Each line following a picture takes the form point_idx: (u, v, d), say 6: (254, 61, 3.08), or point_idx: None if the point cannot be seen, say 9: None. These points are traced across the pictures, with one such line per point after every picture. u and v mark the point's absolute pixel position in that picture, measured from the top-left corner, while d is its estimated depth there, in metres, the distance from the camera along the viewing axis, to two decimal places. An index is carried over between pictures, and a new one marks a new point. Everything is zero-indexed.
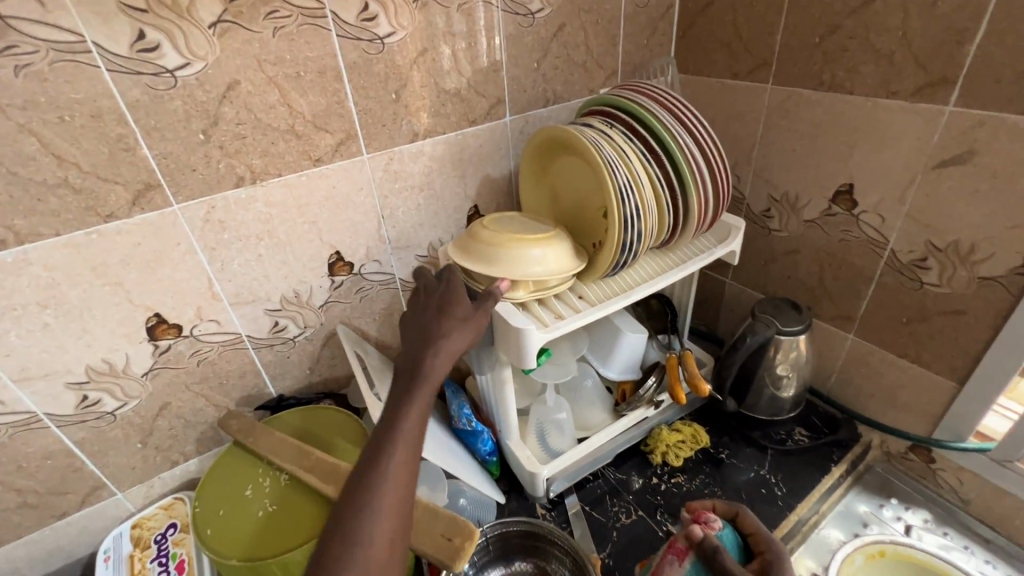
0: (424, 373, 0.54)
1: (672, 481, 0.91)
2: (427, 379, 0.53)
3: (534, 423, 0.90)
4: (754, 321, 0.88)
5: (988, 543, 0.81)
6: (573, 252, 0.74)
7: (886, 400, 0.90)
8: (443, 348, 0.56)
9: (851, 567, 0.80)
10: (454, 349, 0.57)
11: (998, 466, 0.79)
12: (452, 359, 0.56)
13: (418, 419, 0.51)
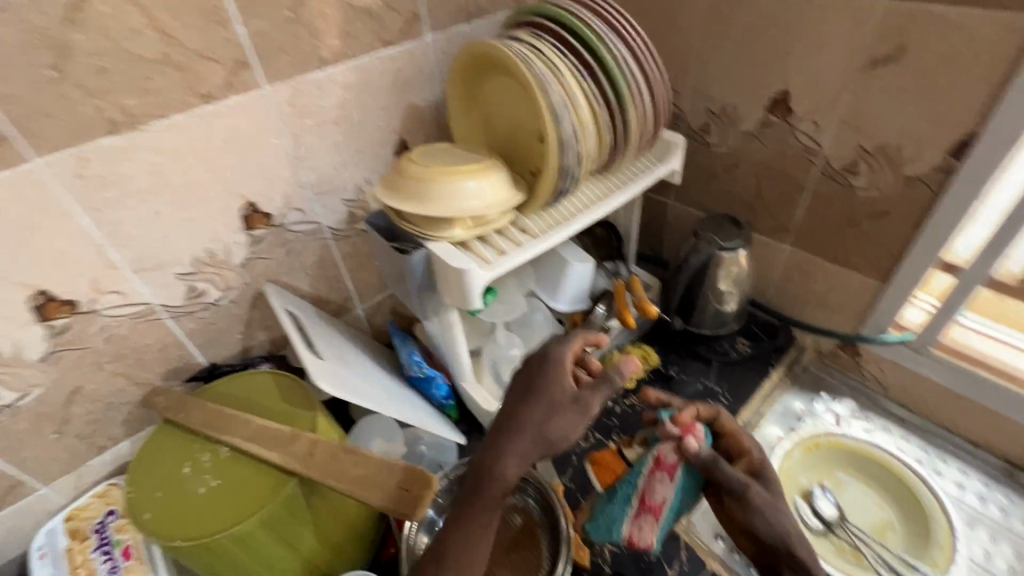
0: (485, 485, 0.58)
1: (626, 402, 0.93)
2: (488, 486, 0.58)
3: (488, 362, 0.90)
4: (697, 241, 0.89)
5: (904, 422, 0.90)
6: (511, 182, 0.70)
7: (819, 304, 0.94)
8: (506, 453, 0.59)
9: (790, 459, 0.82)
10: (524, 451, 0.59)
11: (914, 354, 0.86)
12: (521, 460, 0.58)
13: (475, 527, 0.58)
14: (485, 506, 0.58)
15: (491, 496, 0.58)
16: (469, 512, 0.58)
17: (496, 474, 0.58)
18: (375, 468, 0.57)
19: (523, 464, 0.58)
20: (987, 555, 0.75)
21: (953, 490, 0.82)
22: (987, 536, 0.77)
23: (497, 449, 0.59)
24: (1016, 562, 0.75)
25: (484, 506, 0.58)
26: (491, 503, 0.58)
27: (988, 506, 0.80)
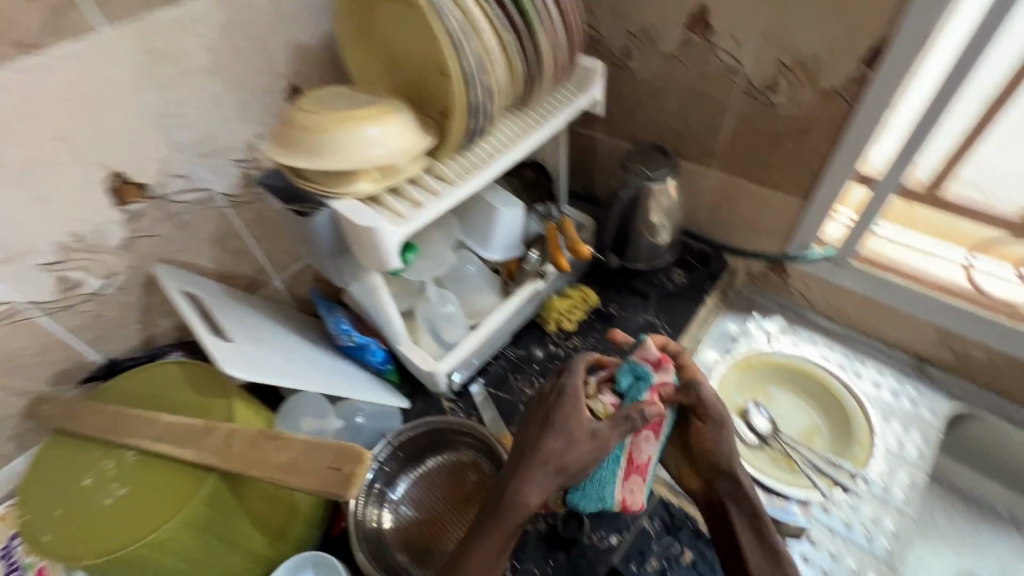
0: (503, 516, 0.57)
1: (569, 344, 0.93)
2: (506, 517, 0.57)
3: (425, 320, 0.86)
4: (626, 174, 0.86)
5: (828, 332, 0.95)
6: (418, 125, 0.63)
7: (748, 227, 0.95)
8: (529, 485, 0.58)
9: (725, 381, 0.86)
10: (546, 479, 0.58)
11: (835, 267, 0.89)
12: (541, 493, 0.58)
13: (486, 557, 0.57)
14: (499, 536, 0.57)
15: (510, 522, 0.57)
16: (484, 543, 0.57)
17: (516, 502, 0.57)
18: (300, 451, 0.53)
19: (543, 497, 0.58)
20: (900, 443, 0.82)
21: (870, 389, 0.88)
22: (900, 427, 0.84)
23: (516, 481, 0.58)
24: (924, 446, 0.82)
25: (498, 537, 0.57)
26: (505, 531, 0.57)
27: (900, 400, 0.87)
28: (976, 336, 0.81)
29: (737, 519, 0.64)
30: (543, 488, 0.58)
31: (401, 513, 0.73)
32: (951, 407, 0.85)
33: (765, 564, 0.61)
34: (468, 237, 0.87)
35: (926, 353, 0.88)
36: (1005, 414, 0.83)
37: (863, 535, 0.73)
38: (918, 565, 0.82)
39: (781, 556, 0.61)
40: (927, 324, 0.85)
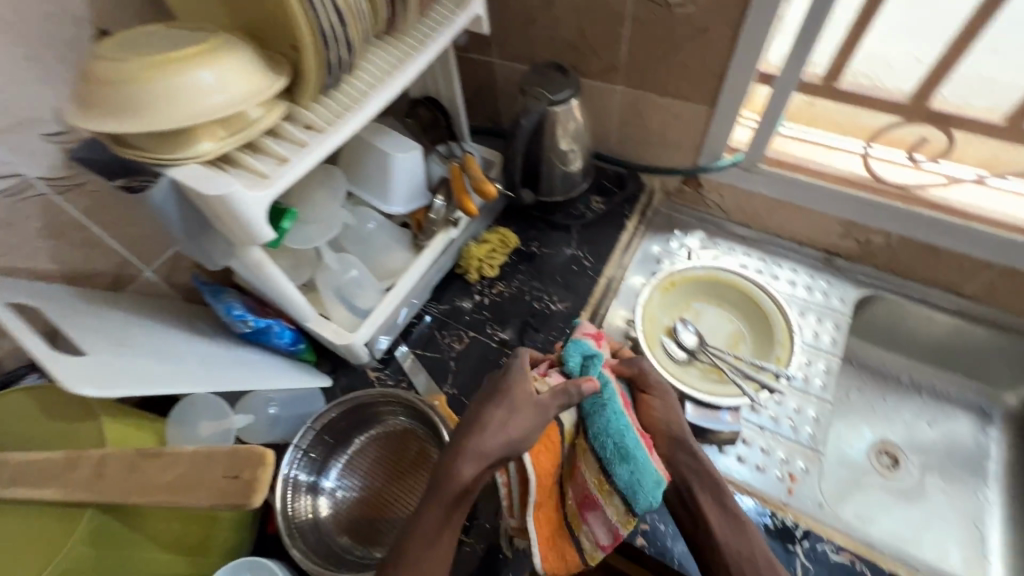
0: (438, 491, 0.54)
1: (494, 291, 0.89)
2: (442, 494, 0.54)
3: (328, 291, 0.77)
4: (525, 99, 0.79)
5: (744, 239, 0.97)
6: (262, 63, 0.52)
7: (660, 143, 0.92)
8: (463, 456, 0.54)
9: (651, 304, 0.84)
10: (483, 450, 0.54)
11: (745, 173, 0.88)
12: (476, 465, 0.54)
13: (425, 537, 0.54)
14: (438, 512, 0.54)
15: (447, 497, 0.54)
16: (424, 522, 0.54)
17: (450, 476, 0.54)
18: (193, 463, 0.48)
19: (479, 469, 0.54)
20: (816, 335, 0.86)
21: (786, 289, 0.91)
22: (815, 320, 0.88)
23: (454, 453, 0.55)
24: (836, 334, 0.86)
25: (438, 512, 0.54)
26: (446, 506, 0.54)
27: (813, 294, 0.90)
28: (876, 223, 0.84)
29: (697, 494, 0.60)
30: (481, 458, 0.54)
31: (338, 495, 0.69)
32: (857, 293, 0.90)
33: (729, 531, 0.58)
34: (363, 192, 0.80)
35: (833, 246, 0.91)
36: (903, 292, 0.89)
37: (789, 427, 0.77)
38: (838, 441, 0.89)
39: (740, 518, 0.59)
40: (832, 218, 0.87)
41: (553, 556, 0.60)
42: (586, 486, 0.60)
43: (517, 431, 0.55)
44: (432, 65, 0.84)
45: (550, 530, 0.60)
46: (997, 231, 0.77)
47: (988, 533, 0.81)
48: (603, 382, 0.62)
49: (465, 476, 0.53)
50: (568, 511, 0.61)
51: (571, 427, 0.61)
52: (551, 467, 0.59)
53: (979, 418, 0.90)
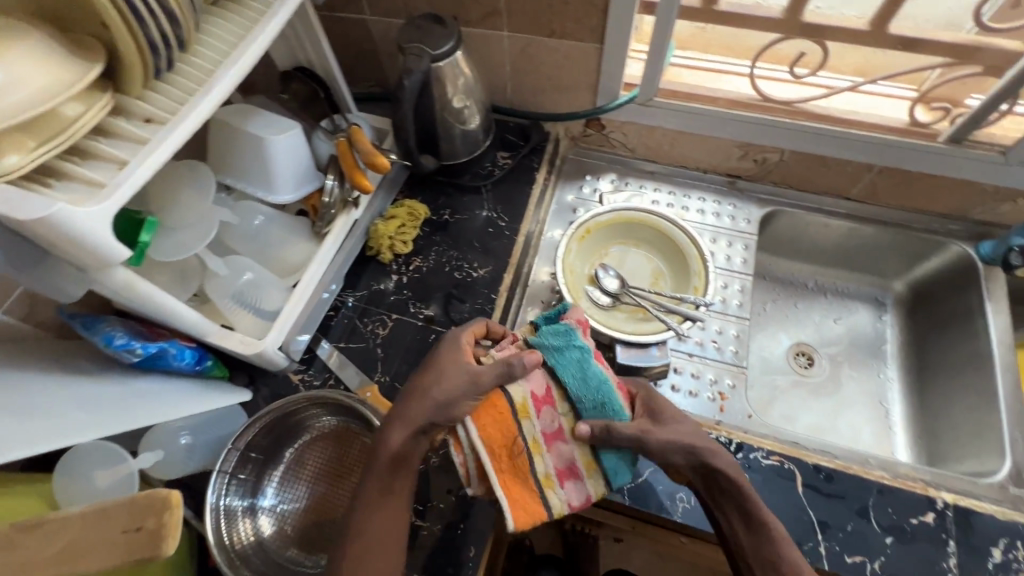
0: (374, 459, 0.55)
1: (411, 268, 0.85)
2: (377, 464, 0.55)
3: (224, 299, 0.70)
4: (405, 57, 0.72)
5: (653, 175, 0.98)
6: (63, 50, 0.43)
7: (556, 88, 0.89)
8: (393, 426, 0.55)
9: (570, 256, 0.83)
10: (409, 419, 0.55)
11: (643, 108, 0.88)
12: (406, 432, 0.55)
13: (366, 506, 0.55)
14: (379, 480, 0.55)
15: (381, 466, 0.55)
16: (366, 492, 0.55)
17: (381, 445, 0.55)
18: (84, 526, 0.42)
19: (408, 435, 0.55)
20: (729, 258, 0.90)
21: (697, 218, 0.93)
22: (726, 244, 0.91)
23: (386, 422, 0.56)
24: (747, 254, 0.90)
25: (378, 480, 0.55)
26: (385, 474, 0.55)
27: (722, 219, 0.93)
28: (769, 141, 0.87)
29: (724, 505, 0.57)
30: (410, 424, 0.55)
31: (279, 511, 0.65)
32: (761, 211, 0.94)
33: (753, 539, 0.55)
34: (244, 184, 0.73)
35: (733, 169, 0.94)
36: (800, 203, 0.94)
37: (714, 349, 0.81)
38: (759, 352, 0.95)
39: (766, 523, 0.55)
40: (728, 141, 0.89)
41: (522, 511, 0.57)
42: (572, 456, 0.60)
43: (442, 397, 0.55)
44: (295, 30, 0.75)
45: (523, 493, 0.58)
46: (874, 133, 0.82)
47: (891, 407, 0.90)
48: (597, 375, 0.60)
49: (397, 439, 0.55)
50: (542, 476, 0.58)
51: (522, 402, 0.58)
52: (512, 437, 0.58)
53: (875, 308, 0.99)
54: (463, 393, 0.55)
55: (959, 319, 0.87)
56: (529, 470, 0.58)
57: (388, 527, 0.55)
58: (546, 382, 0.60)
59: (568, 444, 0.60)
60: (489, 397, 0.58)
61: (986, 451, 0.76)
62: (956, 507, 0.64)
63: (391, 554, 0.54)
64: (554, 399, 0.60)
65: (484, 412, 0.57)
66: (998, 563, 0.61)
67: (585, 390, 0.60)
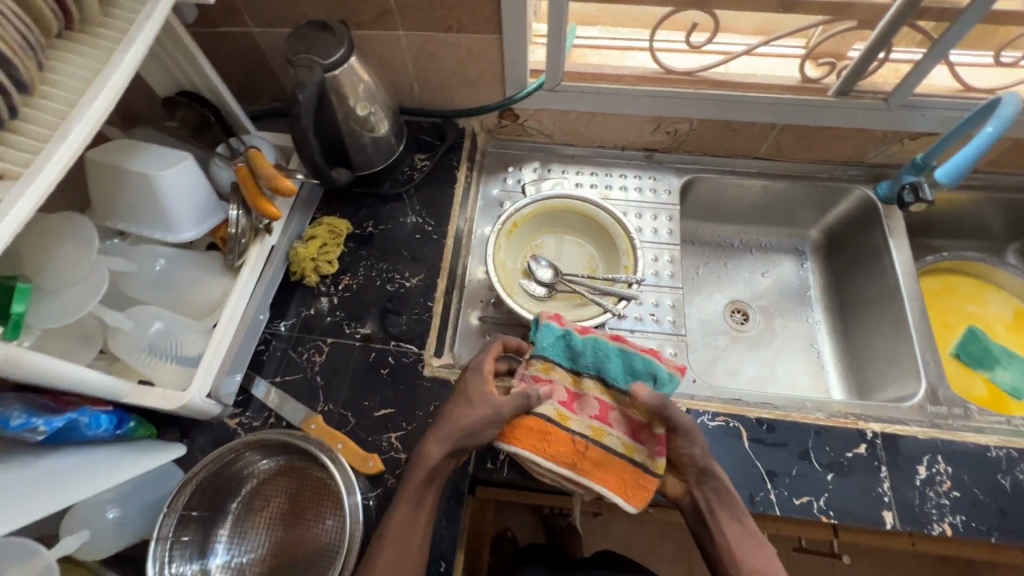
0: (410, 471, 0.60)
1: (341, 287, 0.81)
2: (412, 475, 0.60)
3: (135, 354, 0.65)
4: (295, 71, 0.68)
5: (575, 158, 0.98)
6: None
7: (463, 83, 0.87)
8: (431, 440, 0.61)
9: (501, 253, 0.82)
10: (448, 433, 0.60)
11: (553, 93, 0.88)
12: (440, 445, 0.60)
13: (395, 518, 0.59)
14: (410, 496, 0.59)
15: (415, 480, 0.59)
16: (396, 502, 0.59)
17: (418, 458, 0.60)
18: None
19: (442, 448, 0.59)
20: (656, 231, 0.92)
21: (621, 195, 0.95)
22: (651, 217, 0.93)
23: (425, 440, 0.61)
24: (672, 225, 0.92)
25: (410, 496, 0.59)
26: (417, 488, 0.59)
27: (645, 193, 0.95)
28: (677, 112, 0.89)
29: (716, 512, 0.60)
30: (447, 440, 0.60)
31: (233, 566, 0.62)
32: (680, 180, 0.97)
33: (741, 544, 0.58)
34: (139, 227, 0.67)
35: (649, 143, 0.96)
36: (715, 167, 0.98)
37: (653, 322, 0.83)
38: (698, 315, 0.99)
39: (749, 531, 0.60)
40: (639, 117, 0.91)
41: (627, 493, 0.62)
42: (628, 416, 0.65)
43: (469, 423, 0.60)
44: (169, 53, 0.69)
45: (619, 476, 0.62)
46: (770, 94, 0.85)
47: (822, 347, 0.96)
48: (589, 344, 0.67)
49: (434, 449, 0.60)
50: (623, 448, 0.63)
51: (557, 413, 0.64)
52: (569, 442, 0.63)
53: (797, 257, 1.04)
54: (485, 423, 0.60)
55: (868, 257, 0.94)
56: (608, 454, 0.63)
57: (406, 546, 0.58)
58: (564, 385, 0.67)
59: (617, 409, 0.66)
60: (522, 423, 0.63)
61: (905, 376, 0.83)
62: (883, 435, 0.69)
63: (410, 562, 0.58)
64: (576, 389, 0.67)
65: (529, 438, 0.63)
66: (923, 479, 0.66)
67: (589, 358, 0.68)
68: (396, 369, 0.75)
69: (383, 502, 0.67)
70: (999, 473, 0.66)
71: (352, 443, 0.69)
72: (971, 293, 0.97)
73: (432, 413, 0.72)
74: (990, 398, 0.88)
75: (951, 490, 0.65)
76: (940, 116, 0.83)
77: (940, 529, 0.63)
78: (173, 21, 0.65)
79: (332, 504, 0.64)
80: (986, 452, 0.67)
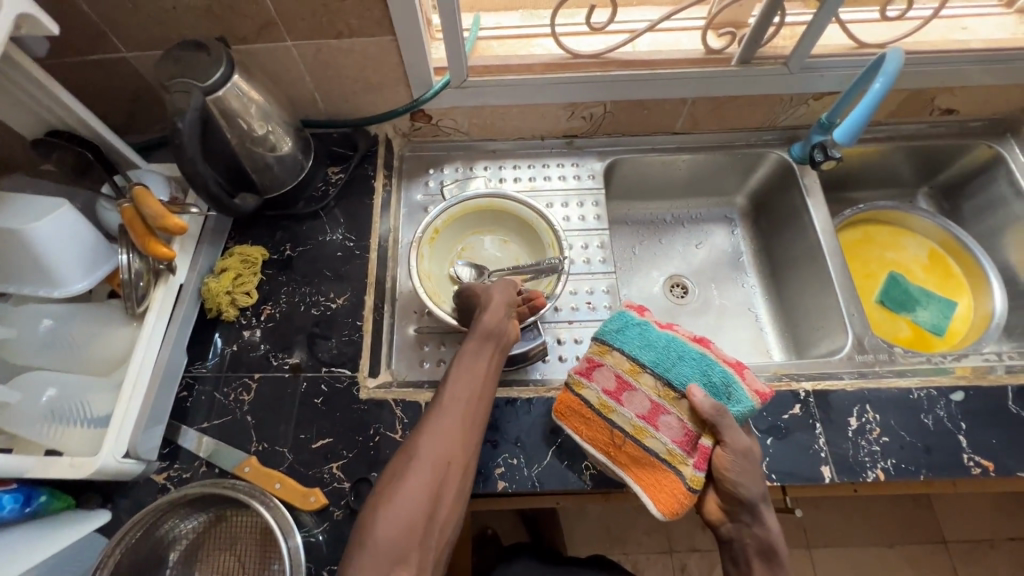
0: (473, 332, 0.64)
1: (264, 317, 0.77)
2: (473, 333, 0.64)
3: (33, 427, 0.59)
4: (172, 97, 0.64)
5: (496, 153, 0.97)
6: None
7: (367, 89, 0.83)
8: (487, 306, 0.66)
9: (425, 262, 0.80)
10: (488, 303, 0.67)
11: (461, 91, 0.85)
12: (495, 311, 0.66)
13: (465, 370, 0.62)
14: (472, 345, 0.63)
15: (474, 338, 0.64)
16: (460, 358, 0.63)
17: (478, 320, 0.65)
18: None
19: (496, 315, 0.65)
20: (584, 217, 0.91)
21: (546, 185, 0.94)
22: (577, 205, 0.92)
23: (482, 306, 0.67)
24: (599, 210, 0.92)
25: (473, 344, 0.63)
26: (478, 341, 0.64)
27: (570, 181, 0.94)
28: (589, 97, 0.87)
29: (751, 559, 0.58)
30: (500, 303, 0.67)
31: None
32: (602, 163, 0.96)
33: None
34: (20, 285, 0.62)
35: (568, 130, 0.95)
36: (635, 147, 0.98)
37: (588, 310, 0.83)
38: (639, 295, 0.99)
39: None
40: (552, 105, 0.89)
41: (660, 497, 0.63)
42: (680, 422, 0.64)
43: (501, 295, 0.68)
44: (27, 92, 0.63)
45: (655, 477, 0.64)
46: (678, 68, 0.85)
47: (759, 311, 0.98)
48: (662, 339, 0.68)
49: (491, 314, 0.65)
50: (664, 453, 0.64)
51: (600, 402, 0.67)
52: (609, 433, 0.66)
53: (727, 225, 1.06)
54: (507, 293, 0.69)
55: (790, 217, 0.96)
56: (647, 454, 0.65)
57: (471, 391, 0.61)
58: (616, 372, 0.68)
59: (670, 413, 0.65)
60: (564, 403, 0.68)
61: (833, 330, 0.85)
62: (815, 393, 0.71)
63: (470, 411, 0.60)
64: (631, 380, 0.67)
65: (572, 419, 0.68)
66: (855, 429, 0.69)
67: (659, 354, 0.67)
68: (330, 398, 0.72)
69: (332, 536, 0.64)
70: (922, 413, 0.70)
71: (290, 480, 0.66)
72: (889, 240, 1.01)
73: (373, 436, 0.70)
74: (914, 338, 0.92)
75: (880, 435, 0.68)
76: (838, 75, 0.85)
77: (874, 476, 0.66)
78: (21, 57, 0.59)
79: (272, 545, 0.61)
80: (909, 394, 0.71)
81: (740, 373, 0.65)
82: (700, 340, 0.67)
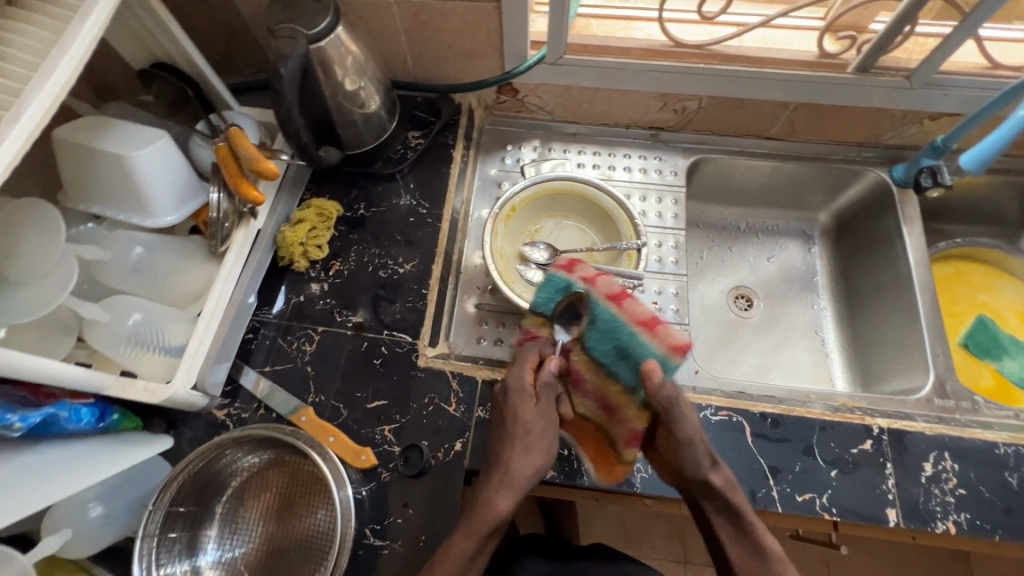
0: (475, 518, 0.55)
1: (331, 273, 0.78)
2: (475, 523, 0.54)
3: (116, 347, 0.62)
4: (277, 42, 0.63)
5: (576, 137, 0.94)
6: None
7: (460, 56, 0.82)
8: (501, 490, 0.56)
9: (497, 240, 0.79)
10: (514, 479, 0.56)
11: (554, 68, 0.82)
12: (511, 499, 0.55)
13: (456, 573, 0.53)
14: (472, 541, 0.54)
15: (478, 529, 0.54)
16: (457, 547, 0.54)
17: (488, 507, 0.55)
18: None
19: (512, 504, 0.55)
20: (660, 215, 0.88)
21: (624, 176, 0.91)
22: (654, 201, 0.89)
23: (502, 474, 0.56)
24: (677, 209, 0.89)
25: (473, 542, 0.54)
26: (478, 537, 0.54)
27: (650, 174, 0.91)
28: (686, 89, 0.83)
29: (711, 515, 0.59)
30: (521, 483, 0.56)
31: (224, 562, 0.61)
32: (686, 161, 0.92)
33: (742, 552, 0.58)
34: (115, 211, 0.64)
35: (655, 121, 0.91)
36: (724, 147, 0.93)
37: (656, 311, 0.81)
38: (701, 301, 0.96)
39: (757, 541, 0.58)
40: (644, 94, 0.85)
41: (600, 464, 0.66)
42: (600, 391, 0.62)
43: (538, 461, 0.57)
44: (143, 22, 0.64)
45: (596, 442, 0.66)
46: (786, 70, 0.80)
47: (826, 335, 0.94)
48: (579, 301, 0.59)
49: (507, 502, 0.55)
50: (596, 416, 0.65)
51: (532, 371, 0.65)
52: None
53: (804, 241, 1.00)
54: (543, 464, 0.57)
55: (879, 242, 0.90)
56: (584, 419, 0.66)
57: None
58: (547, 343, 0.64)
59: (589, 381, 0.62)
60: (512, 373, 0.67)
61: (912, 368, 0.80)
62: (890, 431, 0.67)
63: None
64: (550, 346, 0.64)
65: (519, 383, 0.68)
66: (929, 476, 0.65)
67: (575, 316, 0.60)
68: (389, 360, 0.73)
69: (376, 496, 0.65)
70: (1006, 470, 0.65)
71: (344, 436, 0.67)
72: (982, 281, 0.94)
73: (427, 405, 0.70)
74: (996, 388, 0.86)
75: (957, 487, 0.64)
76: (965, 95, 0.79)
77: (944, 527, 0.62)
78: None
79: (321, 497, 0.63)
80: (994, 448, 0.66)
81: (651, 330, 0.55)
82: (609, 297, 0.57)
